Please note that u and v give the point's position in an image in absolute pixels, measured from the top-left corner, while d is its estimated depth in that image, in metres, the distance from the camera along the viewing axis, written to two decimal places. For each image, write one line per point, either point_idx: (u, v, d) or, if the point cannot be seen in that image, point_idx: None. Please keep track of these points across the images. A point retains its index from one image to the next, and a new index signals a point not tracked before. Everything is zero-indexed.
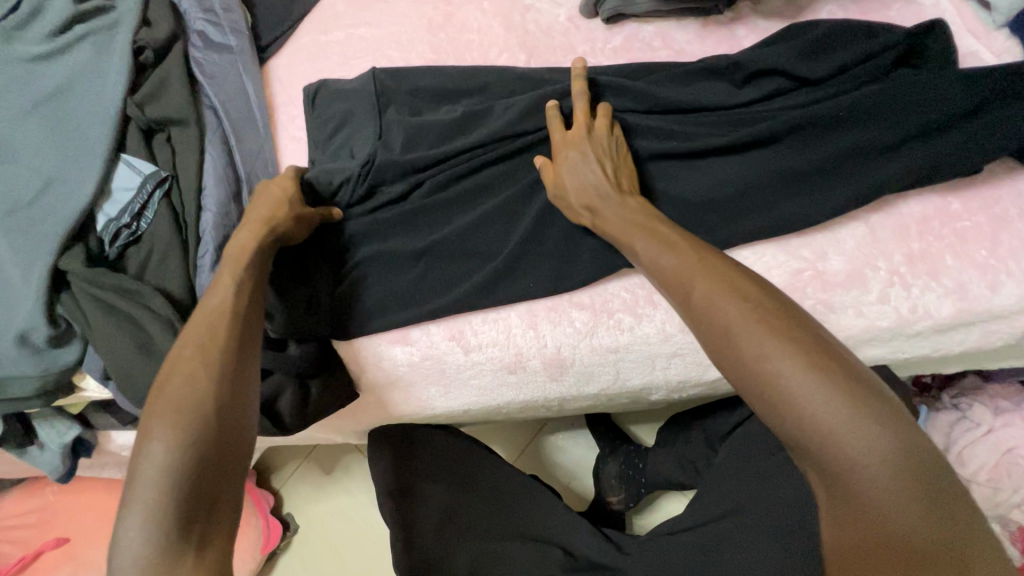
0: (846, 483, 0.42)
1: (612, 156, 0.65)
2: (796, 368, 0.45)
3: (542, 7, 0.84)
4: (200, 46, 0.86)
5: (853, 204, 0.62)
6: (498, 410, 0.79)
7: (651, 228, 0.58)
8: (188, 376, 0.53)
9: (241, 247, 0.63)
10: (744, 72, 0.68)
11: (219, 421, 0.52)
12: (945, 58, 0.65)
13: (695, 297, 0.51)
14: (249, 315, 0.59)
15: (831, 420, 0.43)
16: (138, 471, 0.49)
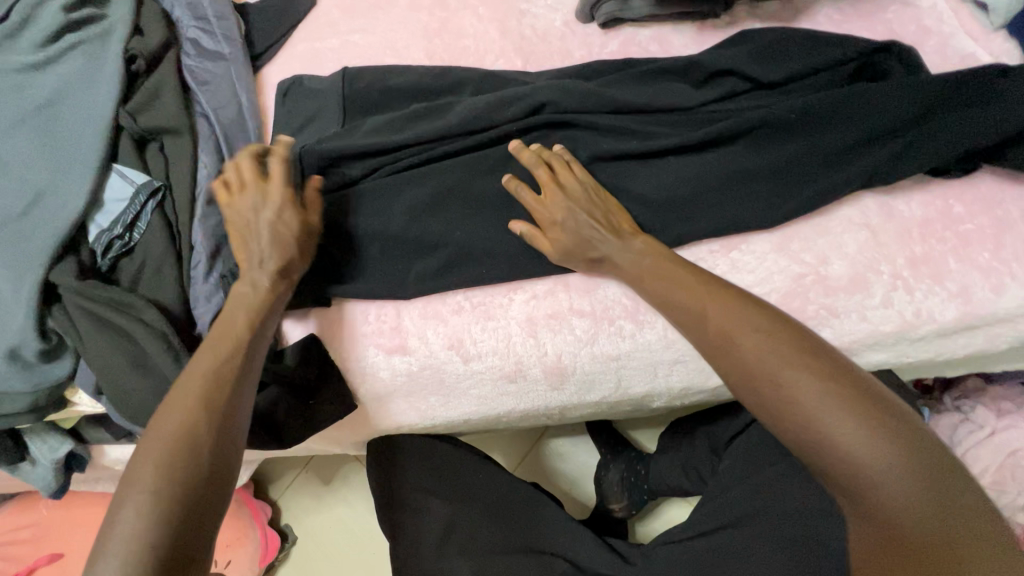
0: (870, 495, 0.46)
1: (597, 202, 0.65)
2: (817, 390, 0.49)
3: (539, 11, 0.84)
4: (192, 54, 0.85)
5: (822, 202, 0.62)
6: (498, 420, 0.78)
7: (662, 266, 0.61)
8: (183, 421, 0.55)
9: (246, 287, 0.64)
10: (701, 72, 0.69)
11: (202, 474, 0.54)
12: (902, 63, 0.64)
13: (713, 329, 0.55)
14: (251, 359, 0.61)
15: (854, 437, 0.46)
16: (117, 512, 0.51)
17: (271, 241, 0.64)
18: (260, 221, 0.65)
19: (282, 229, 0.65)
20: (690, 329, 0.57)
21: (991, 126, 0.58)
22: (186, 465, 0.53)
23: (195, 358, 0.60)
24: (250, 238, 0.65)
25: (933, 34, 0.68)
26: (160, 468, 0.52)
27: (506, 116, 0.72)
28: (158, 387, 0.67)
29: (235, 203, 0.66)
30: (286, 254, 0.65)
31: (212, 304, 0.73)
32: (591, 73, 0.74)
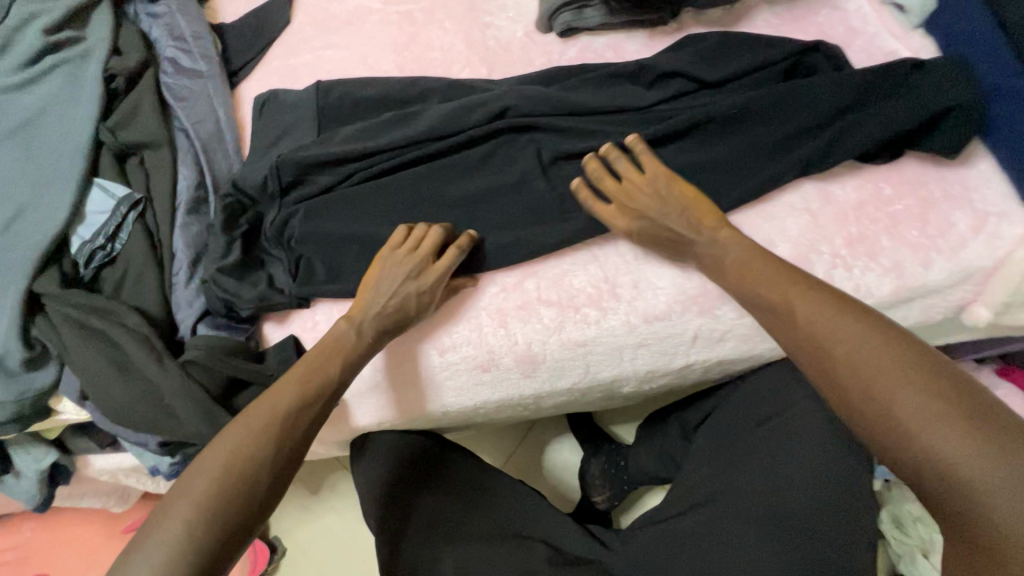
0: (975, 517, 0.42)
1: (682, 194, 0.66)
2: (919, 401, 0.46)
3: (501, 24, 0.89)
4: (170, 72, 0.89)
5: (765, 189, 0.67)
6: (476, 412, 0.81)
7: (751, 260, 0.62)
8: (283, 416, 0.60)
9: (342, 331, 0.66)
10: (651, 74, 0.74)
11: (280, 472, 0.58)
12: (830, 61, 0.70)
13: (804, 330, 0.55)
14: (327, 402, 0.64)
15: (958, 452, 0.43)
16: (191, 483, 0.55)
17: (398, 304, 0.68)
18: (392, 283, 0.68)
19: (408, 301, 0.68)
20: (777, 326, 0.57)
21: (908, 115, 0.64)
22: (268, 459, 0.58)
23: (301, 360, 0.65)
24: (381, 288, 0.68)
25: (859, 34, 0.74)
26: (243, 455, 0.57)
27: (472, 120, 0.76)
28: (141, 389, 0.69)
29: (381, 260, 0.69)
30: (398, 322, 0.68)
31: (193, 308, 0.76)
32: (550, 79, 0.79)
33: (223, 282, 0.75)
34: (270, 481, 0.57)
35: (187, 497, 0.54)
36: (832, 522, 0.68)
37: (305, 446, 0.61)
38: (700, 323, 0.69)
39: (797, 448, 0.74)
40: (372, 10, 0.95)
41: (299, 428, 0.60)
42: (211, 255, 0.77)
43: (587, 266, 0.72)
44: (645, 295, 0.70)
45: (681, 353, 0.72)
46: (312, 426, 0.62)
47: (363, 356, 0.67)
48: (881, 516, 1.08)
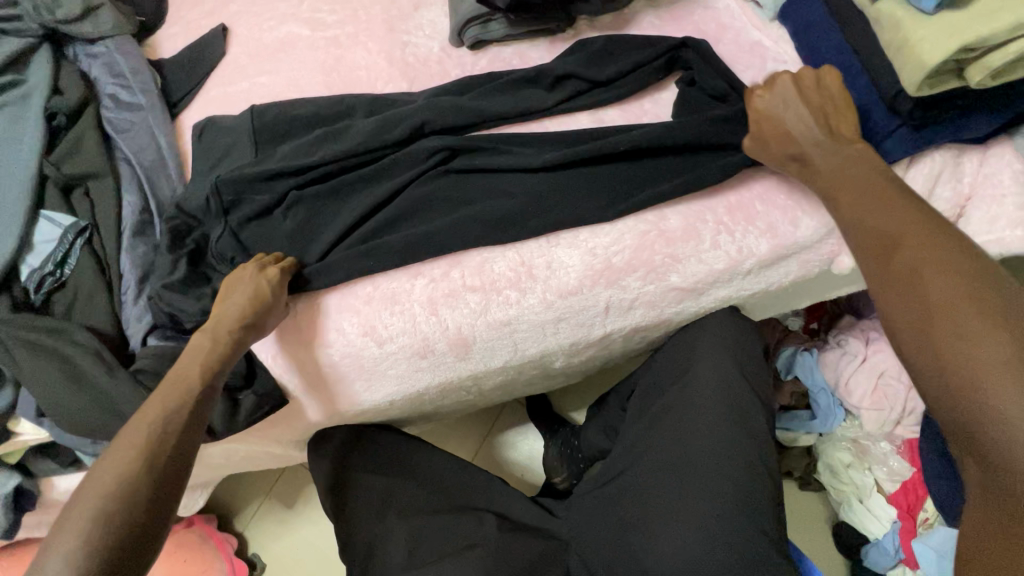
0: (1009, 468, 0.45)
1: (830, 104, 0.69)
2: (993, 349, 0.48)
3: (419, 41, 0.97)
4: (112, 106, 0.94)
5: (653, 171, 0.79)
6: (422, 397, 0.87)
7: (861, 188, 0.63)
8: (153, 431, 0.61)
9: (196, 340, 0.69)
10: (549, 77, 0.85)
11: (162, 479, 0.60)
12: (700, 55, 0.82)
13: (898, 260, 0.58)
14: (196, 409, 0.65)
15: (1012, 405, 0.46)
16: (71, 515, 0.56)
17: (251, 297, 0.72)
18: (239, 287, 0.73)
19: (260, 294, 0.72)
20: (874, 253, 0.60)
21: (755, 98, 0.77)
22: (146, 473, 0.59)
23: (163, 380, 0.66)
24: (228, 298, 0.72)
25: (729, 29, 0.85)
26: (117, 478, 0.58)
27: (394, 133, 0.83)
28: (91, 401, 0.73)
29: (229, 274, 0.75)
30: (248, 315, 0.71)
31: (143, 323, 0.81)
32: (464, 86, 0.87)
33: (168, 296, 0.80)
34: (154, 491, 0.59)
35: (67, 532, 0.55)
36: (742, 462, 0.72)
37: (185, 451, 0.63)
38: (610, 295, 0.77)
39: (708, 398, 0.77)
40: (301, 36, 1.02)
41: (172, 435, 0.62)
42: (159, 274, 0.83)
43: (508, 250, 0.79)
44: (559, 273, 0.77)
45: (598, 323, 0.79)
46: (187, 431, 0.63)
47: (226, 353, 0.69)
48: (820, 468, 1.15)
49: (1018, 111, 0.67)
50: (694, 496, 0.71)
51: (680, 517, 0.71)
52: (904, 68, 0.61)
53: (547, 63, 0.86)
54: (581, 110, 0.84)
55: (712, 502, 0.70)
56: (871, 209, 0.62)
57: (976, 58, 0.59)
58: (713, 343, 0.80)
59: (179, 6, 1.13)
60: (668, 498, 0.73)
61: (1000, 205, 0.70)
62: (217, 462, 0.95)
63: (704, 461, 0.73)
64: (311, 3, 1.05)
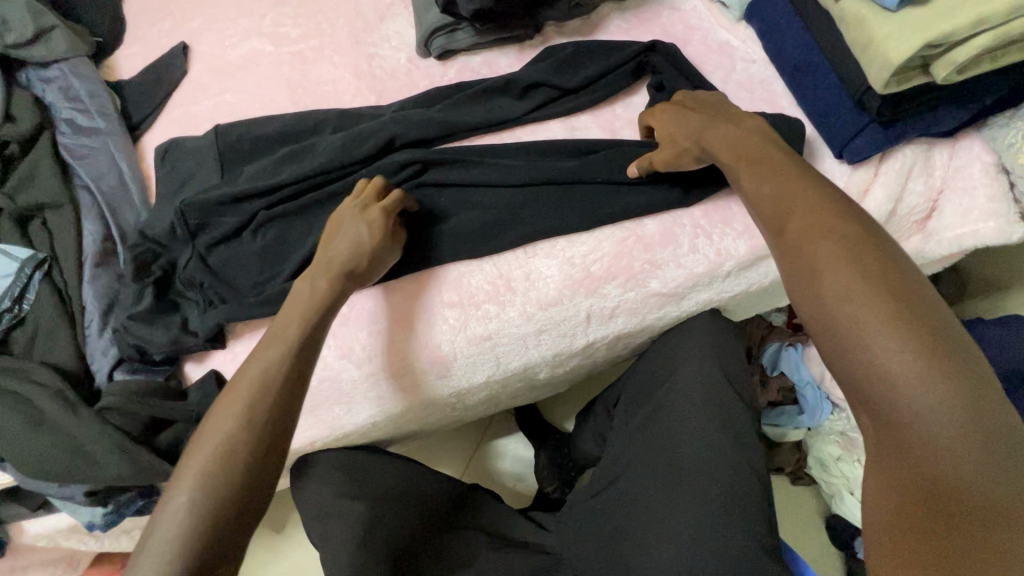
0: (895, 419, 0.45)
1: (701, 108, 0.71)
2: (877, 312, 0.48)
3: (386, 53, 0.95)
4: (69, 132, 0.91)
5: (628, 175, 0.78)
6: (405, 417, 0.84)
7: (758, 159, 0.62)
8: (255, 388, 0.57)
9: (304, 288, 0.67)
10: (518, 86, 0.83)
11: (269, 437, 0.55)
12: (668, 59, 0.82)
13: (790, 229, 0.56)
14: (299, 365, 0.61)
15: (903, 374, 0.45)
16: (180, 479, 0.52)
17: (348, 245, 0.69)
18: (341, 232, 0.70)
19: (358, 242, 0.69)
20: (767, 219, 0.58)
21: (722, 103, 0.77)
22: (233, 469, 0.53)
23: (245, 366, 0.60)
24: (333, 240, 0.70)
25: (697, 30, 0.86)
26: (208, 475, 0.52)
27: (363, 150, 0.82)
28: (55, 443, 0.69)
29: (335, 215, 0.72)
30: (365, 260, 0.69)
31: (108, 357, 0.78)
32: (433, 98, 0.85)
33: (135, 328, 0.77)
34: (256, 449, 0.54)
35: (174, 501, 0.51)
36: (730, 467, 0.71)
37: (279, 434, 0.56)
38: (591, 303, 0.75)
39: (694, 403, 0.76)
40: (264, 51, 1.00)
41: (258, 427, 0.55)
42: (124, 305, 0.79)
43: (485, 264, 0.77)
44: (537, 284, 0.76)
45: (580, 333, 0.78)
46: (277, 422, 0.57)
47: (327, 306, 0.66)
48: (810, 463, 1.16)
49: (984, 103, 0.67)
50: (684, 503, 0.70)
51: (667, 524, 0.69)
52: (871, 66, 0.60)
53: (515, 72, 0.84)
54: (552, 119, 0.83)
55: (705, 511, 0.68)
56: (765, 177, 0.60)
57: (941, 54, 0.59)
58: (696, 347, 0.81)
59: (137, 24, 1.09)
60: (658, 506, 0.72)
61: (971, 197, 0.70)
62: None
63: (692, 466, 0.72)
64: (274, 18, 1.02)
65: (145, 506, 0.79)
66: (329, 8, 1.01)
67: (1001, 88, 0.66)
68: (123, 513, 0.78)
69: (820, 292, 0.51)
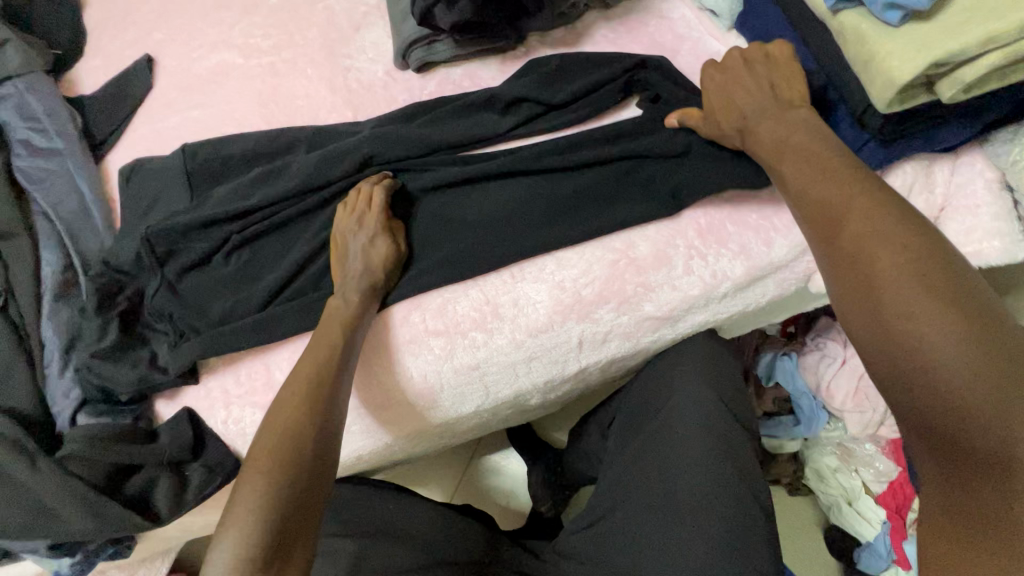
0: (956, 440, 0.44)
1: (775, 74, 0.67)
2: (942, 329, 0.46)
3: (362, 65, 0.91)
4: (24, 155, 0.85)
5: (618, 195, 0.74)
6: (391, 449, 0.81)
7: (807, 156, 0.60)
8: (309, 381, 0.61)
9: (336, 303, 0.68)
10: (502, 100, 0.80)
11: (321, 427, 0.59)
12: (658, 73, 0.79)
13: (842, 235, 0.54)
14: (343, 358, 0.65)
15: (970, 388, 0.44)
16: (252, 468, 0.56)
17: (365, 265, 0.70)
18: (356, 252, 0.71)
19: (373, 264, 0.70)
20: (817, 223, 0.57)
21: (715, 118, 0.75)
22: (296, 456, 0.56)
23: (296, 364, 0.64)
24: (348, 261, 0.71)
25: (685, 39, 0.84)
26: (274, 460, 0.56)
27: (341, 170, 0.77)
28: (14, 497, 0.66)
29: (341, 230, 0.72)
30: (375, 276, 0.70)
31: (70, 398, 0.73)
32: (412, 113, 0.81)
33: (98, 367, 0.72)
34: (314, 440, 0.58)
35: (246, 490, 0.54)
36: (732, 499, 0.68)
37: (328, 429, 0.60)
38: (582, 329, 0.72)
39: (691, 431, 0.73)
40: (234, 64, 0.94)
41: (315, 422, 0.59)
42: (86, 341, 0.74)
43: (471, 289, 0.73)
44: (526, 311, 0.72)
45: (571, 359, 0.75)
46: (324, 425, 0.60)
47: (358, 318, 0.68)
48: (807, 473, 1.15)
49: (987, 120, 0.65)
50: (684, 539, 0.67)
51: (667, 560, 0.67)
52: (872, 84, 0.58)
53: (498, 86, 0.81)
54: (537, 134, 0.80)
55: (705, 547, 0.66)
56: (816, 176, 0.58)
57: (946, 72, 0.56)
58: (690, 372, 0.78)
59: (98, 35, 1.03)
60: (657, 537, 0.69)
61: (974, 216, 0.68)
62: (174, 535, 0.86)
63: (692, 499, 0.69)
64: (244, 28, 0.97)
65: (117, 552, 0.75)
66: (301, 18, 0.97)
67: (1006, 104, 0.63)
68: (93, 561, 0.73)
69: (876, 303, 0.50)
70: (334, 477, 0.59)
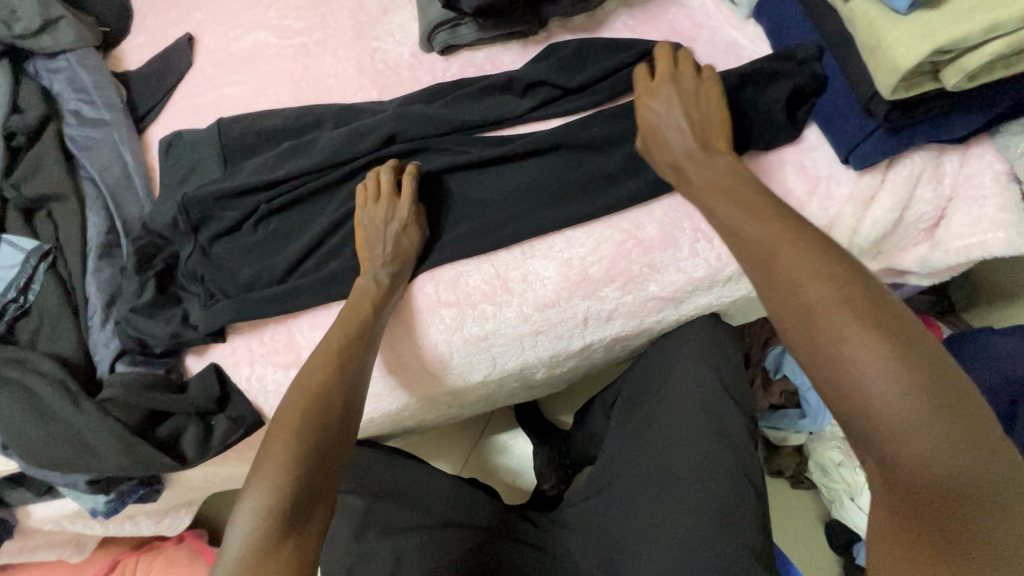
0: (902, 467, 0.43)
1: (696, 104, 0.68)
2: (879, 358, 0.44)
3: (389, 47, 0.94)
4: (74, 124, 0.92)
5: (628, 177, 0.76)
6: (402, 414, 0.85)
7: (733, 194, 0.59)
8: (341, 349, 0.66)
9: (368, 279, 0.72)
10: (520, 84, 0.83)
11: (347, 392, 0.64)
12: None
13: (777, 275, 0.51)
14: (372, 330, 0.70)
15: (905, 413, 0.43)
16: (283, 426, 0.59)
17: (392, 248, 0.73)
18: (385, 234, 0.74)
19: (401, 247, 0.74)
20: (749, 255, 0.54)
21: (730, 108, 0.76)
22: (327, 419, 0.61)
23: (324, 335, 0.68)
24: (375, 243, 0.74)
25: (704, 27, 0.85)
26: (306, 420, 0.60)
27: (363, 146, 0.81)
28: (58, 434, 0.72)
29: (369, 212, 0.75)
30: (403, 262, 0.74)
31: (110, 349, 0.79)
32: (432, 93, 0.85)
33: (137, 321, 0.78)
34: (339, 404, 0.63)
35: (277, 444, 0.58)
36: (716, 481, 0.70)
37: (352, 395, 0.64)
38: (588, 306, 0.75)
39: (689, 410, 0.76)
40: (268, 44, 0.99)
41: (342, 387, 0.64)
42: (126, 297, 0.80)
43: (484, 260, 0.77)
44: (535, 286, 0.75)
45: (577, 334, 0.78)
46: (348, 390, 0.64)
47: (388, 295, 0.73)
48: (811, 466, 1.16)
49: (996, 111, 0.66)
50: (676, 511, 0.70)
51: (661, 537, 0.69)
52: (878, 70, 0.59)
53: (517, 70, 0.83)
54: (553, 117, 0.82)
55: (693, 518, 0.68)
56: (745, 210, 0.56)
57: (953, 59, 0.57)
58: (692, 356, 0.80)
59: (144, 15, 1.09)
60: (651, 509, 0.72)
61: (980, 207, 0.69)
62: (198, 485, 0.92)
63: (686, 472, 0.72)
64: (279, 10, 1.02)
65: (147, 494, 0.82)
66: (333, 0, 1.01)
67: (1016, 96, 0.64)
68: (125, 501, 0.80)
69: (815, 334, 0.47)
70: (355, 441, 0.64)
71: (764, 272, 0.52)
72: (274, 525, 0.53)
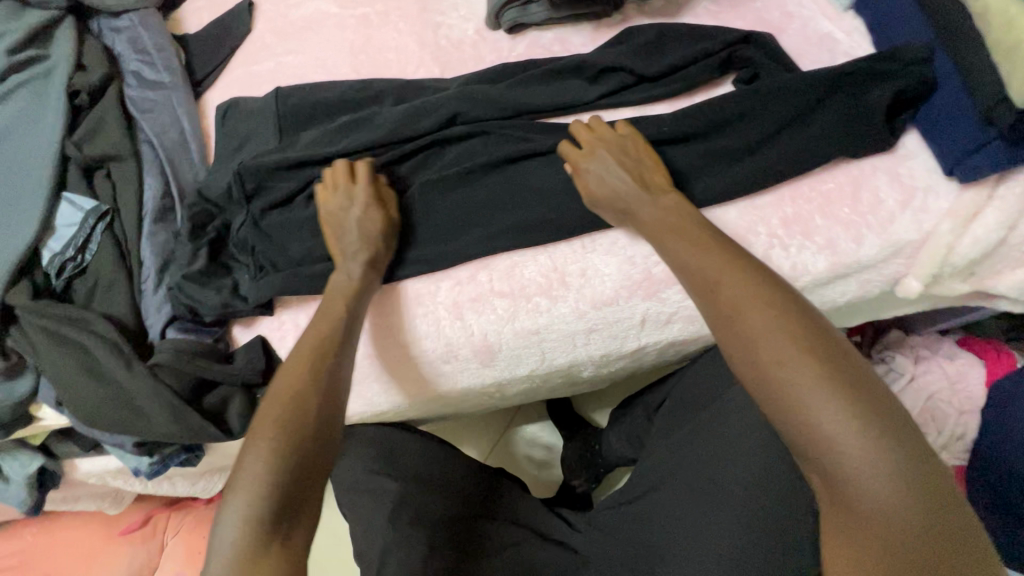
0: (844, 482, 0.45)
1: (631, 158, 0.68)
2: (811, 379, 0.47)
3: (453, 22, 0.91)
4: (135, 86, 0.91)
5: (705, 173, 0.71)
6: (442, 401, 0.83)
7: (679, 231, 0.61)
8: (313, 350, 0.63)
9: (346, 274, 0.69)
10: (593, 68, 0.79)
11: (326, 391, 0.60)
12: (760, 54, 0.76)
13: (721, 303, 0.53)
14: (350, 325, 0.66)
15: (842, 430, 0.45)
16: (258, 434, 0.56)
17: (359, 230, 0.71)
18: (353, 220, 0.72)
19: (368, 232, 0.71)
20: (695, 285, 0.56)
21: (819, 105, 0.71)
22: (303, 423, 0.57)
23: (300, 336, 0.65)
24: (343, 232, 0.72)
25: (794, 18, 0.80)
26: (281, 424, 0.56)
27: (424, 124, 0.79)
28: (110, 394, 0.73)
29: (328, 206, 0.73)
30: (374, 248, 0.71)
31: (161, 314, 0.79)
32: (499, 73, 0.82)
33: (189, 289, 0.78)
34: (320, 404, 0.59)
35: (254, 454, 0.55)
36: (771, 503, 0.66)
37: (334, 393, 0.61)
38: (648, 307, 0.72)
39: (746, 426, 0.71)
40: (329, 13, 0.97)
41: (321, 388, 0.60)
42: (178, 263, 0.80)
43: (543, 250, 0.74)
44: (593, 282, 0.72)
45: (632, 335, 0.75)
46: (329, 389, 0.61)
47: (367, 287, 0.70)
48: None
49: None
50: (723, 528, 0.67)
51: (706, 555, 0.66)
52: None
53: (590, 54, 0.80)
54: (625, 106, 0.78)
55: (742, 534, 0.65)
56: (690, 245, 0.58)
57: None
58: None
59: None
60: (695, 522, 0.69)
61: None
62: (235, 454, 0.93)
63: (738, 489, 0.68)
64: None
65: (189, 459, 0.82)
66: None
67: None
68: (168, 464, 0.81)
69: (756, 358, 0.49)
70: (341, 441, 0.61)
71: (709, 301, 0.55)
72: (255, 540, 0.51)
